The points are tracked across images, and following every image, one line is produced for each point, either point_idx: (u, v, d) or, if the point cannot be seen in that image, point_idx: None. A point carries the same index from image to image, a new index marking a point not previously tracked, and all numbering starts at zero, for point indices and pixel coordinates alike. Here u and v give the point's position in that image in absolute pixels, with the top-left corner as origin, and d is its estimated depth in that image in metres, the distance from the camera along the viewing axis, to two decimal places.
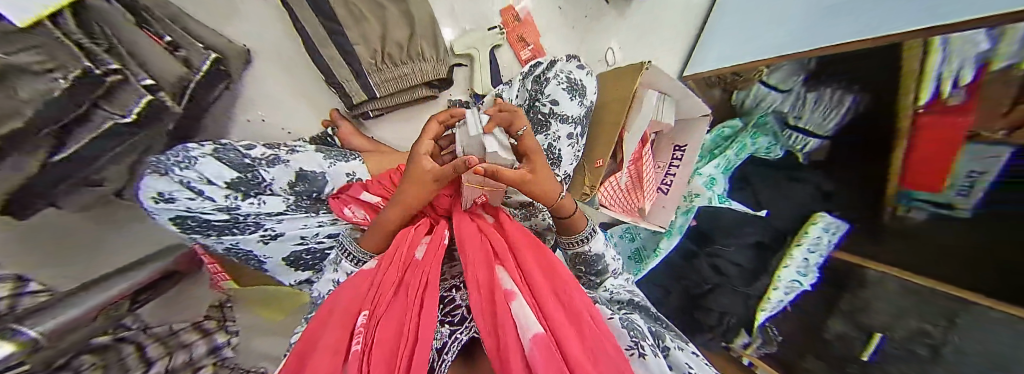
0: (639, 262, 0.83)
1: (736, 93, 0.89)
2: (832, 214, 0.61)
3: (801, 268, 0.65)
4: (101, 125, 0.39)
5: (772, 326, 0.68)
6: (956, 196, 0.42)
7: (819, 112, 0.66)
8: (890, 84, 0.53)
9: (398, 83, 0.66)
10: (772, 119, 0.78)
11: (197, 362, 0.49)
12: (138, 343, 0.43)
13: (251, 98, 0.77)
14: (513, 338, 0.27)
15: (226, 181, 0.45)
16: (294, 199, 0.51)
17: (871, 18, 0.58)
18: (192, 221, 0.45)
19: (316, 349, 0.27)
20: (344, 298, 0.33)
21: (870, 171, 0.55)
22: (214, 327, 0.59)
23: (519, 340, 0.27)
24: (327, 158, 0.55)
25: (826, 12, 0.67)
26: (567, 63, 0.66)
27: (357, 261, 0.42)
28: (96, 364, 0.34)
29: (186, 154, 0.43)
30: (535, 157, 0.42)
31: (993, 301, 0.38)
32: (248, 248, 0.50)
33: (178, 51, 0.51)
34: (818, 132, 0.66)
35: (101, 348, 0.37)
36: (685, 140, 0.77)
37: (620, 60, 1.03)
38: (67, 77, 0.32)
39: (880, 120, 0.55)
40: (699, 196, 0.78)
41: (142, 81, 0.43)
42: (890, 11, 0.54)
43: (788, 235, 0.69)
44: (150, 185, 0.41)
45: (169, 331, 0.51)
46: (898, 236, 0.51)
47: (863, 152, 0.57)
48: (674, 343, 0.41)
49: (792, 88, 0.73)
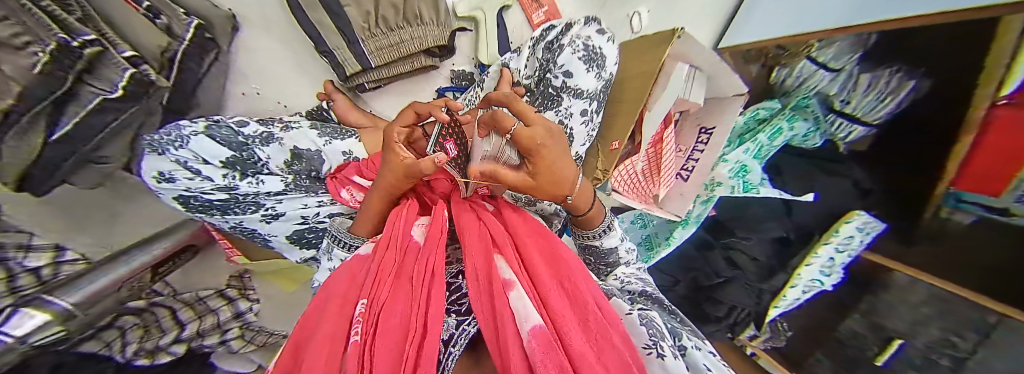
0: (649, 250, 0.82)
1: (777, 70, 0.77)
2: (869, 214, 0.60)
3: (825, 268, 0.66)
4: (90, 102, 0.38)
5: (783, 321, 0.76)
6: (1014, 203, 0.38)
7: (871, 99, 0.59)
8: (957, 70, 0.45)
9: (394, 51, 0.60)
10: (816, 102, 0.70)
11: (225, 325, 0.57)
12: (169, 307, 0.51)
13: (244, 71, 0.74)
14: (510, 328, 0.24)
15: (221, 159, 0.45)
16: (292, 178, 0.50)
17: None
18: (195, 202, 0.46)
19: (310, 341, 0.25)
20: (340, 288, 0.32)
21: (918, 167, 0.52)
22: (237, 295, 0.65)
23: (518, 331, 0.24)
24: (322, 136, 0.53)
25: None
26: (585, 27, 0.57)
27: (348, 247, 0.43)
28: (134, 326, 0.43)
29: (179, 132, 0.44)
30: (539, 154, 0.33)
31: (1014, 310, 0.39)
32: (253, 227, 0.50)
33: (158, 19, 0.47)
34: (868, 120, 0.59)
35: (137, 312, 0.45)
36: (712, 123, 0.71)
37: (647, 26, 0.92)
38: (45, 50, 0.31)
39: (938, 117, 0.48)
40: (719, 186, 0.71)
41: (123, 52, 0.40)
42: None
43: (816, 233, 0.67)
44: (151, 165, 0.43)
45: (196, 298, 0.58)
46: (927, 238, 0.51)
47: (923, 144, 0.51)
48: (691, 342, 0.39)
49: (845, 67, 0.64)
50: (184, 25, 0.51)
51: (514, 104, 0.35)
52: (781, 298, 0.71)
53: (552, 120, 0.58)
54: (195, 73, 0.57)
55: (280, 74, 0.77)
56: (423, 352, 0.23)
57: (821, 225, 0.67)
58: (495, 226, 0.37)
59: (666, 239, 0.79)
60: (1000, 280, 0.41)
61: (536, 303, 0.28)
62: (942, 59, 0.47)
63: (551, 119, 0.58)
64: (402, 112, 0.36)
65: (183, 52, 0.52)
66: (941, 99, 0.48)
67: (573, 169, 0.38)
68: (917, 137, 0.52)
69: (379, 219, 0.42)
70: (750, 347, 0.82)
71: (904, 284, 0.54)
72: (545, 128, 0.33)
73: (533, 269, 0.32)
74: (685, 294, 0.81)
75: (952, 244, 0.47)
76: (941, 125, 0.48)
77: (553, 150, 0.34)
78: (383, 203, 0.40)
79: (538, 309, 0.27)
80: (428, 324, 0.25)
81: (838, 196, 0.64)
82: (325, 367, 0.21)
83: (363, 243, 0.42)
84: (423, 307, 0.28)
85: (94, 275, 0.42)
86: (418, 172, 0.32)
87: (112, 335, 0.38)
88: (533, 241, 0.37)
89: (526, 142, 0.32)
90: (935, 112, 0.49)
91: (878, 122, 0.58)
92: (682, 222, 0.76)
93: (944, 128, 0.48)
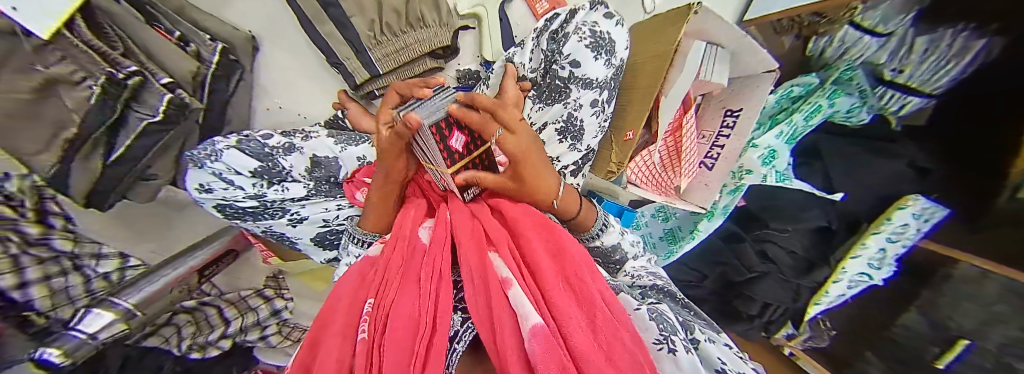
0: (672, 244, 0.78)
1: (813, 40, 0.70)
2: (927, 198, 0.52)
3: (876, 260, 0.60)
4: (137, 128, 0.42)
5: (825, 320, 0.71)
6: None
7: (928, 67, 0.51)
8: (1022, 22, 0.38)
9: (400, 57, 0.62)
10: (862, 73, 0.61)
11: (262, 322, 0.62)
12: (216, 306, 0.56)
13: (268, 86, 0.79)
14: (508, 329, 0.24)
15: (250, 170, 0.48)
16: (313, 184, 0.54)
17: None
18: (230, 209, 0.50)
19: (325, 338, 0.26)
20: (349, 289, 0.33)
21: (998, 138, 0.43)
22: (273, 294, 0.70)
23: (517, 331, 0.24)
24: (338, 143, 0.57)
25: None
26: (591, 12, 0.54)
27: (362, 243, 0.46)
28: (188, 322, 0.48)
29: (213, 147, 0.47)
30: (525, 159, 0.35)
31: None
32: (281, 231, 0.54)
33: (187, 45, 0.52)
34: (924, 89, 0.52)
35: (189, 310, 0.50)
36: (739, 104, 0.65)
37: (661, 5, 0.87)
38: (97, 82, 0.35)
39: (1015, 69, 0.40)
40: (749, 173, 0.64)
41: (160, 80, 0.43)
42: None
43: (864, 221, 0.61)
44: (193, 177, 0.48)
45: (239, 297, 0.63)
46: (995, 219, 0.43)
47: (1020, 107, 0.40)
48: (703, 334, 0.35)
49: (895, 30, 0.55)
50: (210, 49, 0.55)
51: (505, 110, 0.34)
52: (823, 294, 0.65)
53: (559, 114, 0.56)
54: (226, 93, 0.61)
55: (302, 87, 0.83)
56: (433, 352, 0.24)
57: (871, 213, 0.60)
58: (490, 222, 0.36)
59: (691, 232, 0.74)
60: None
61: (536, 301, 0.27)
62: (1011, 13, 0.39)
63: (558, 112, 0.56)
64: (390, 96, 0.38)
65: (212, 75, 0.56)
66: (1021, 46, 0.39)
67: (554, 176, 0.41)
68: (996, 106, 0.44)
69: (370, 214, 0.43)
70: (786, 346, 0.77)
71: (964, 274, 0.47)
72: (517, 141, 0.34)
73: (535, 265, 0.31)
74: (714, 290, 0.76)
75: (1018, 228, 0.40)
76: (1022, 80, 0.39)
77: (540, 161, 0.38)
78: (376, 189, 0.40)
79: (538, 307, 0.26)
80: (439, 323, 0.26)
81: (889, 180, 0.56)
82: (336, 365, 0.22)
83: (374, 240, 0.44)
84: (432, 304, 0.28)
85: (145, 283, 0.45)
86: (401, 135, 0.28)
87: (169, 331, 0.43)
88: (535, 232, 0.35)
89: (510, 148, 0.34)
90: (1004, 71, 0.42)
91: (939, 92, 0.51)
92: (708, 215, 0.71)
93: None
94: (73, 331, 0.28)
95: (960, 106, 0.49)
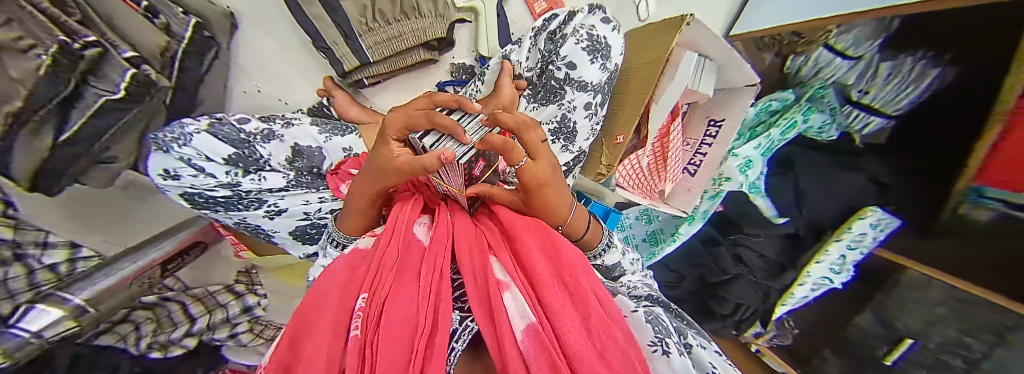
0: (654, 245, 0.81)
1: (792, 59, 0.75)
2: (885, 210, 0.58)
3: (836, 266, 0.65)
4: (94, 103, 0.38)
5: (789, 320, 0.75)
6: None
7: (891, 89, 0.57)
8: (975, 53, 0.44)
9: (392, 46, 0.60)
10: (832, 92, 0.66)
11: (233, 319, 0.58)
12: (180, 303, 0.52)
13: (246, 67, 0.75)
14: (504, 327, 0.24)
15: (224, 157, 0.45)
16: (294, 174, 0.51)
17: None
18: (199, 198, 0.47)
19: (312, 332, 0.25)
20: (339, 283, 0.32)
21: (942, 152, 0.51)
22: (244, 290, 0.66)
23: (512, 330, 0.24)
24: (322, 132, 0.54)
25: None
26: (589, 16, 0.55)
27: (340, 246, 0.45)
28: (147, 319, 0.44)
29: (182, 130, 0.43)
30: (542, 186, 0.35)
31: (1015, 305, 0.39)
32: (256, 223, 0.51)
33: (156, 18, 0.46)
34: (885, 110, 0.59)
35: (149, 306, 0.46)
36: (722, 115, 0.68)
37: (654, 14, 0.89)
38: (48, 52, 0.30)
39: (973, 96, 0.46)
40: (728, 180, 0.68)
41: (123, 53, 0.39)
42: None
43: (829, 229, 0.65)
44: (156, 161, 0.44)
45: (206, 293, 0.58)
46: (948, 232, 0.50)
47: (972, 133, 0.46)
48: (695, 339, 0.36)
49: (864, 54, 0.61)
50: (182, 24, 0.51)
51: (525, 135, 0.31)
52: (790, 295, 0.69)
53: (553, 114, 0.57)
54: (197, 72, 0.57)
55: (282, 71, 0.78)
56: (432, 352, 0.23)
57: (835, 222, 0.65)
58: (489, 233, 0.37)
59: (672, 235, 0.77)
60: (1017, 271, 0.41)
61: (533, 302, 0.27)
62: (970, 45, 0.45)
63: (552, 113, 0.57)
64: (416, 100, 0.36)
65: (183, 51, 0.52)
66: (975, 76, 0.45)
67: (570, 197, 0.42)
68: (961, 127, 0.48)
69: (354, 213, 0.42)
70: (754, 344, 0.81)
71: (920, 281, 0.53)
72: (540, 171, 0.33)
73: (531, 265, 0.31)
74: (691, 291, 0.80)
75: (978, 241, 0.46)
76: (986, 104, 0.44)
77: (555, 188, 0.38)
78: (373, 196, 0.38)
79: (534, 309, 0.27)
80: (439, 322, 0.26)
81: (854, 193, 0.61)
82: (324, 361, 0.21)
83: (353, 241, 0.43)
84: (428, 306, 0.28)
85: (100, 275, 0.41)
86: (420, 168, 0.28)
87: (127, 329, 0.40)
88: (532, 233, 0.36)
89: (529, 177, 0.33)
90: (961, 96, 0.48)
91: (898, 114, 0.58)
92: (689, 219, 0.74)
93: (988, 105, 0.44)
94: (14, 329, 0.25)
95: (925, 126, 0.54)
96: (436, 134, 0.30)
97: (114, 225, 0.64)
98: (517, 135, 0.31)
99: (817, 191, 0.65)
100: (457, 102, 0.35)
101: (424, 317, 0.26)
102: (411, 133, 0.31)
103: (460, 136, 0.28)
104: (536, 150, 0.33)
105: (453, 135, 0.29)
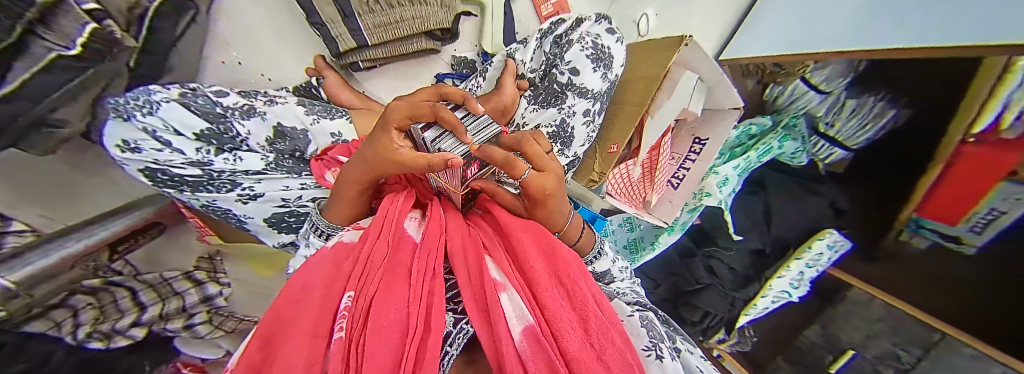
0: (635, 253, 0.82)
1: (772, 87, 0.78)
2: (840, 233, 0.65)
3: (794, 281, 0.70)
4: (43, 58, 0.32)
5: (750, 329, 0.80)
6: (968, 232, 0.47)
7: (854, 124, 0.63)
8: (931, 97, 0.51)
9: (393, 30, 0.58)
10: (803, 122, 0.71)
11: (191, 308, 0.52)
12: (129, 289, 0.43)
13: (226, 37, 0.69)
14: (502, 329, 0.24)
15: (195, 131, 0.41)
16: (274, 157, 0.47)
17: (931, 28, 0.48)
18: (162, 176, 0.41)
19: (291, 333, 0.23)
20: (321, 278, 0.30)
21: (886, 178, 0.59)
22: (205, 278, 0.58)
23: (509, 331, 0.24)
24: (310, 114, 0.52)
25: (871, 17, 0.60)
26: (595, 24, 0.55)
27: (323, 234, 0.42)
28: (89, 306, 0.36)
29: (148, 97, 0.40)
30: (546, 198, 0.36)
31: (987, 347, 0.45)
32: (226, 207, 0.46)
33: None
34: (847, 143, 0.64)
35: (92, 291, 0.38)
36: (707, 134, 0.72)
37: (654, 29, 0.92)
38: None
39: (928, 133, 0.52)
40: (708, 196, 0.70)
41: (82, 4, 0.34)
42: (952, 20, 0.46)
43: (791, 247, 0.72)
44: (115, 131, 0.39)
45: (161, 279, 0.50)
46: (888, 258, 0.59)
47: (917, 171, 0.53)
48: (684, 345, 0.38)
49: (835, 90, 0.66)
50: None
51: (527, 148, 0.33)
52: (753, 306, 0.73)
53: (552, 119, 0.56)
54: (169, 34, 0.50)
55: (268, 44, 0.73)
56: (425, 353, 0.23)
57: (796, 240, 0.71)
58: (484, 231, 0.37)
59: (652, 244, 0.80)
60: (971, 306, 0.47)
61: (529, 304, 0.27)
62: (927, 94, 0.52)
63: (551, 117, 0.57)
64: (424, 90, 0.37)
65: (155, 10, 0.46)
66: (938, 112, 0.50)
67: (569, 207, 0.43)
68: (913, 163, 0.54)
69: (345, 206, 0.40)
70: (716, 349, 0.85)
71: None
72: (548, 184, 0.34)
73: (528, 266, 0.31)
74: (666, 298, 0.82)
75: (937, 273, 0.52)
76: (932, 146, 0.51)
77: (558, 199, 0.39)
78: (364, 184, 0.37)
79: (533, 311, 0.27)
80: (432, 323, 0.25)
81: (814, 216, 0.68)
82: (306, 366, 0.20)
83: (340, 230, 0.40)
84: (422, 303, 0.27)
85: (34, 255, 0.35)
86: (416, 165, 0.28)
87: (61, 315, 0.32)
88: (529, 233, 0.35)
89: (533, 189, 0.34)
90: (915, 134, 0.54)
91: (858, 148, 0.63)
92: (669, 229, 0.78)
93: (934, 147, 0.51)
94: None
95: (878, 159, 0.60)
96: (438, 129, 0.29)
97: (71, 204, 0.59)
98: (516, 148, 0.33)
99: (784, 211, 0.71)
100: (461, 97, 0.33)
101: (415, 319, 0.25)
102: (414, 124, 0.30)
103: (461, 135, 0.28)
104: (541, 163, 0.34)
105: (455, 134, 0.29)
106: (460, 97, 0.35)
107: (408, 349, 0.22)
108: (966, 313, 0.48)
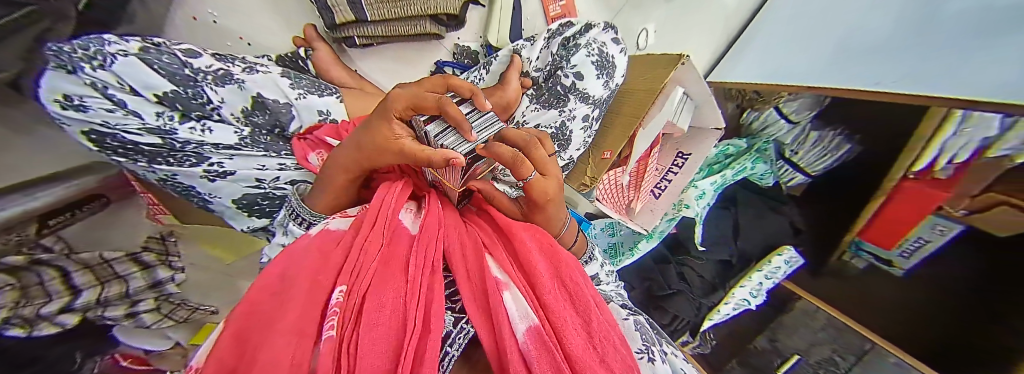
0: (613, 257, 0.83)
1: (749, 112, 0.83)
2: (795, 250, 0.76)
3: (755, 289, 0.75)
4: None
5: (712, 333, 0.79)
6: (899, 257, 0.63)
7: (815, 152, 0.74)
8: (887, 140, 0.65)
9: (394, 10, 0.55)
10: (772, 147, 0.78)
11: (134, 295, 0.45)
12: (60, 268, 0.36)
13: None
14: (505, 328, 0.23)
15: (157, 93, 0.37)
16: (249, 132, 0.43)
17: (882, 75, 0.55)
18: (112, 141, 0.36)
19: (272, 325, 0.21)
20: (307, 268, 0.27)
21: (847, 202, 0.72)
22: (155, 260, 0.51)
23: (513, 332, 0.24)
24: (295, 87, 0.47)
25: (833, 59, 0.67)
26: (603, 32, 0.56)
27: (301, 222, 0.39)
28: (8, 287, 0.29)
29: (102, 47, 0.34)
30: (548, 202, 0.36)
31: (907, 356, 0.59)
32: (189, 183, 0.41)
33: None
34: (807, 169, 0.76)
35: (13, 271, 0.30)
36: (690, 149, 0.75)
37: (652, 45, 0.95)
38: None
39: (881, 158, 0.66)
40: (687, 208, 0.75)
41: None
42: (898, 70, 0.53)
43: (754, 260, 0.78)
44: (53, 84, 0.33)
45: (100, 259, 0.42)
46: (834, 275, 0.74)
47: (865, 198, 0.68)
48: (671, 349, 0.40)
49: (801, 121, 0.75)
50: None
51: (534, 152, 0.32)
52: (717, 311, 0.75)
53: (553, 121, 0.57)
54: None
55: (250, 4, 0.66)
56: (425, 353, 0.21)
57: (758, 254, 0.78)
58: (483, 230, 0.35)
59: (631, 249, 0.82)
60: (910, 324, 0.63)
61: (532, 304, 0.27)
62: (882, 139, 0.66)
63: (551, 118, 0.57)
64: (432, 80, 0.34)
65: None
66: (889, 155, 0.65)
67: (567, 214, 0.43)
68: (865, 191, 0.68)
69: (333, 194, 0.37)
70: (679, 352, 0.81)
71: None
72: (549, 188, 0.34)
73: (529, 266, 0.30)
74: (639, 300, 0.81)
75: (872, 295, 0.69)
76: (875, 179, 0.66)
77: (558, 206, 0.39)
78: (356, 173, 0.34)
79: (536, 312, 0.26)
80: (431, 320, 0.24)
81: (774, 232, 0.77)
82: (292, 364, 0.17)
83: (323, 219, 0.37)
84: (420, 298, 0.25)
85: None
86: (418, 159, 0.26)
87: None
88: (531, 235, 0.35)
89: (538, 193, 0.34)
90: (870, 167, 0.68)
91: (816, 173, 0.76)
92: (647, 236, 0.80)
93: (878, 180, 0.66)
94: None
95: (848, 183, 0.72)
96: (441, 123, 0.26)
97: None
98: (523, 151, 0.31)
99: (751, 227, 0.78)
100: (465, 89, 0.30)
101: (413, 317, 0.23)
102: (416, 115, 0.28)
103: (466, 132, 0.25)
104: (544, 166, 0.34)
105: (457, 129, 0.25)
106: (464, 88, 0.31)
107: (407, 346, 0.21)
108: (904, 329, 0.63)
